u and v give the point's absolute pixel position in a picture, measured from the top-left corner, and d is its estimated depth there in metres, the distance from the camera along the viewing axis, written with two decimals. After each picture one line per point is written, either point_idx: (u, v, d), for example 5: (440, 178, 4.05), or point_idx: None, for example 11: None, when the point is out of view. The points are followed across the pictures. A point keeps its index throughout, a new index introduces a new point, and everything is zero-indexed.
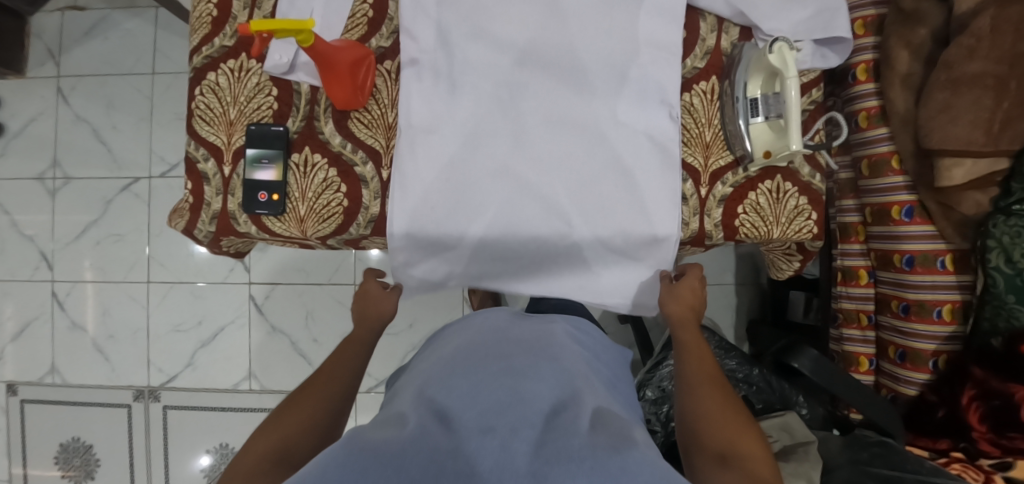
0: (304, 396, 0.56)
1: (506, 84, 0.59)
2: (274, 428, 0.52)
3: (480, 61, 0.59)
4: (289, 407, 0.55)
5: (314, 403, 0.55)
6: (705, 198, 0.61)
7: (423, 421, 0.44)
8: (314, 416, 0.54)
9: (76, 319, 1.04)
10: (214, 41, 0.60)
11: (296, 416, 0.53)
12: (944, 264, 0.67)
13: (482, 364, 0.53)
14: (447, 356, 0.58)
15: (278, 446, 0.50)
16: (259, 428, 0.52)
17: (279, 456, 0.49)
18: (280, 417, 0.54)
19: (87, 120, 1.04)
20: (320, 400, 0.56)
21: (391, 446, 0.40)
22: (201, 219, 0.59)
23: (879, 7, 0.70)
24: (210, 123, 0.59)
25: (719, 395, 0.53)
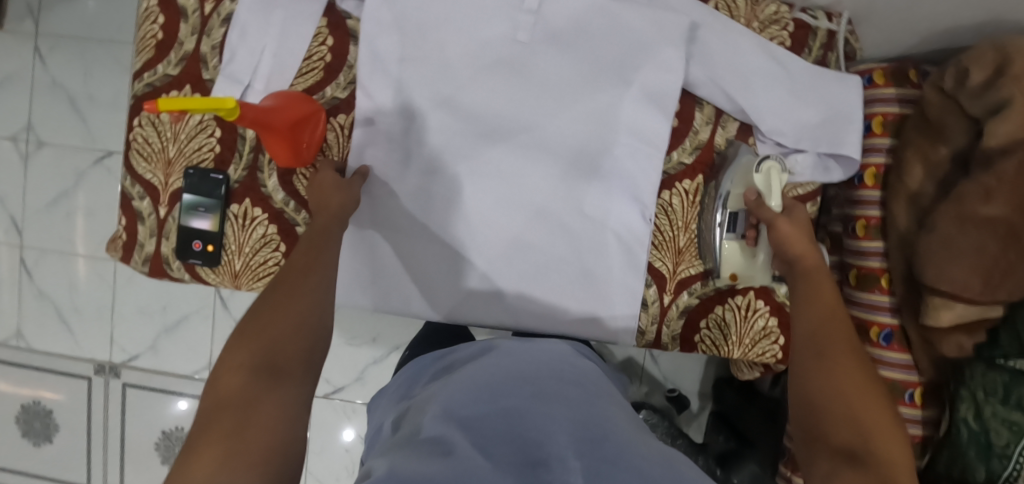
0: (284, 291, 0.41)
1: (464, 157, 0.53)
2: (256, 335, 0.38)
3: (438, 132, 0.53)
4: (269, 305, 0.40)
5: (299, 301, 0.41)
6: (667, 307, 0.57)
7: (463, 443, 0.33)
8: (301, 317, 0.40)
9: (43, 288, 1.04)
10: (157, 68, 0.55)
11: (278, 322, 0.39)
12: (911, 396, 0.64)
13: (509, 380, 0.41)
14: (471, 367, 0.45)
15: (261, 367, 0.36)
16: (236, 335, 0.38)
17: (269, 372, 0.36)
18: (255, 324, 0.39)
19: (63, 85, 0.99)
20: (306, 296, 0.41)
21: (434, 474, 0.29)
22: (134, 258, 0.57)
23: (904, 106, 0.63)
24: (148, 159, 0.55)
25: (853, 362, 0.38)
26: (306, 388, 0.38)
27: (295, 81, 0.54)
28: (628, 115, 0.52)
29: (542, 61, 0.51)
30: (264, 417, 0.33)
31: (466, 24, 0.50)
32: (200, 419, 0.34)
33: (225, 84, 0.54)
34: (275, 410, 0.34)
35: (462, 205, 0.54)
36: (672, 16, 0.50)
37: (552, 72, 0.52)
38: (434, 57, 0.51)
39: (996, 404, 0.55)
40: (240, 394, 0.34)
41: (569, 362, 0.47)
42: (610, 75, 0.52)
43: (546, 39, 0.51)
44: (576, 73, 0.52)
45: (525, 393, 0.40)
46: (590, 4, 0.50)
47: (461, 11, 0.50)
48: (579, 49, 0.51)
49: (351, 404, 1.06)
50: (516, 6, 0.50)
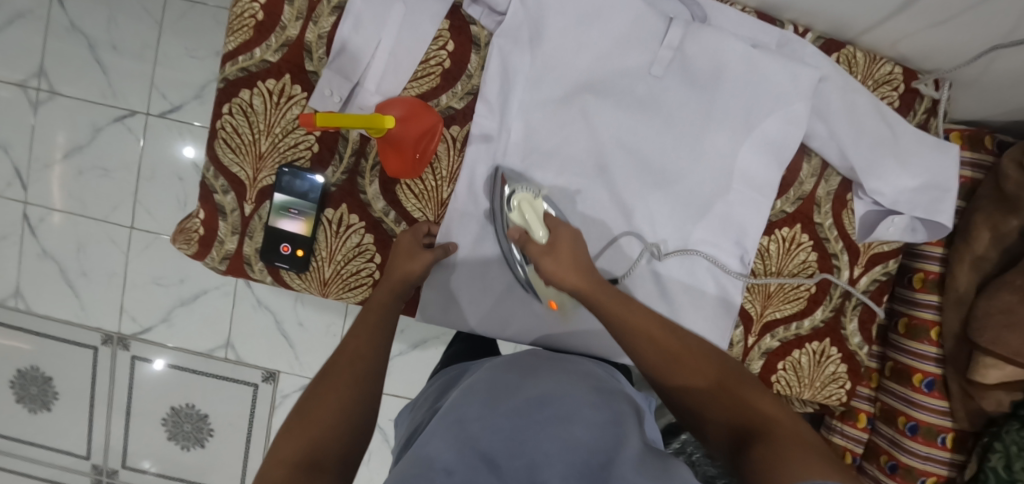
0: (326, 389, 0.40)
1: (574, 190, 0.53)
2: (301, 431, 0.37)
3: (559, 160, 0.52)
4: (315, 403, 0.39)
5: (343, 392, 0.40)
6: (750, 347, 0.58)
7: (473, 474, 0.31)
8: (346, 412, 0.39)
9: (48, 247, 0.96)
10: (254, 51, 0.50)
11: (321, 416, 0.38)
12: (944, 440, 0.68)
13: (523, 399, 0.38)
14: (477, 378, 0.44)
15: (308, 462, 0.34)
16: (284, 430, 0.37)
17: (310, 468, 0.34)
18: (305, 418, 0.38)
19: (83, 31, 0.89)
20: (351, 389, 0.41)
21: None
22: (211, 255, 0.53)
23: (977, 171, 0.66)
24: (236, 151, 0.51)
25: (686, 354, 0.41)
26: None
27: (409, 85, 0.51)
28: (746, 168, 0.53)
29: (668, 100, 0.51)
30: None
31: (608, 57, 0.50)
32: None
33: (331, 78, 0.50)
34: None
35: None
36: (806, 69, 0.50)
37: (678, 113, 0.52)
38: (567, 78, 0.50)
39: None
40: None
41: (596, 375, 0.45)
42: (736, 117, 0.52)
43: (680, 82, 0.51)
44: (703, 116, 0.52)
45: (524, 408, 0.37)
46: (728, 48, 0.50)
47: (598, 43, 0.50)
48: (710, 93, 0.51)
49: None
50: (654, 41, 0.50)
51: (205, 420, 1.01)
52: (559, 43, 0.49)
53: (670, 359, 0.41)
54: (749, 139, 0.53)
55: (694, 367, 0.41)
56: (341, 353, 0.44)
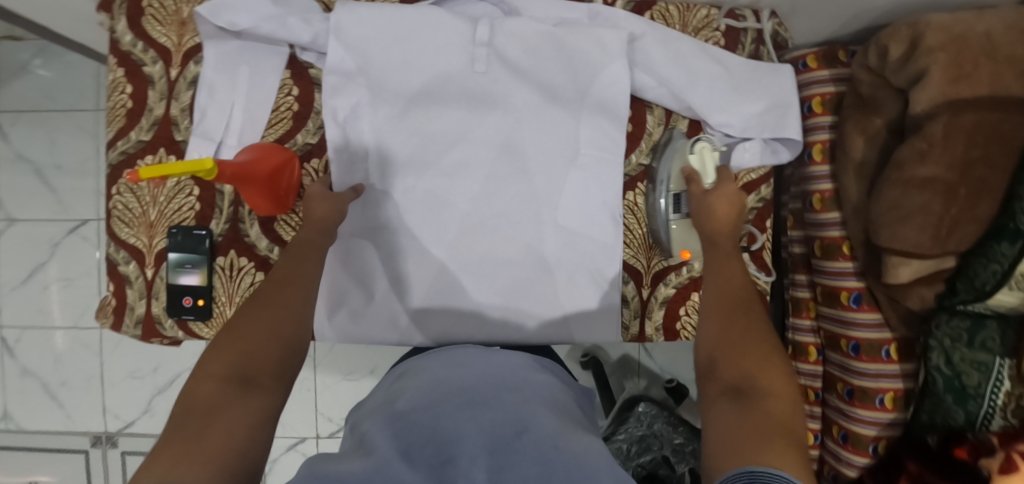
0: (270, 307, 0.43)
1: (441, 191, 0.57)
2: (227, 350, 0.39)
3: (419, 165, 0.56)
4: (242, 324, 0.41)
5: (276, 314, 0.43)
6: (647, 300, 0.60)
7: (395, 448, 0.34)
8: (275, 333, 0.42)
9: (28, 364, 1.03)
10: (128, 135, 0.56)
11: (253, 335, 0.40)
12: (887, 352, 0.67)
13: (477, 386, 0.42)
14: (434, 372, 0.46)
15: (227, 402, 0.35)
16: (212, 349, 0.39)
17: (240, 384, 0.37)
18: (234, 339, 0.40)
19: (29, 159, 1.00)
20: (273, 334, 0.41)
21: (354, 474, 0.32)
22: (125, 322, 0.57)
23: (838, 84, 0.68)
24: (129, 224, 0.56)
25: (746, 315, 0.44)
26: (272, 403, 0.37)
27: (267, 133, 0.56)
28: (594, 133, 0.57)
29: (503, 91, 0.56)
30: (222, 423, 0.33)
31: (432, 64, 0.55)
32: (168, 425, 0.33)
33: (197, 143, 0.55)
34: (244, 417, 0.34)
35: (443, 228, 0.57)
36: (612, 33, 0.55)
37: (514, 101, 0.56)
38: (402, 88, 0.55)
39: (962, 349, 0.60)
40: (212, 399, 0.35)
41: (531, 370, 0.48)
42: (569, 89, 0.57)
43: (506, 73, 0.56)
44: (536, 98, 0.57)
45: (461, 395, 0.41)
46: (539, 33, 0.55)
47: (422, 54, 0.55)
48: (534, 76, 0.56)
49: None
50: (470, 41, 0.55)
51: None
52: (384, 63, 0.55)
53: (725, 318, 0.44)
54: (588, 105, 0.57)
55: (742, 326, 0.43)
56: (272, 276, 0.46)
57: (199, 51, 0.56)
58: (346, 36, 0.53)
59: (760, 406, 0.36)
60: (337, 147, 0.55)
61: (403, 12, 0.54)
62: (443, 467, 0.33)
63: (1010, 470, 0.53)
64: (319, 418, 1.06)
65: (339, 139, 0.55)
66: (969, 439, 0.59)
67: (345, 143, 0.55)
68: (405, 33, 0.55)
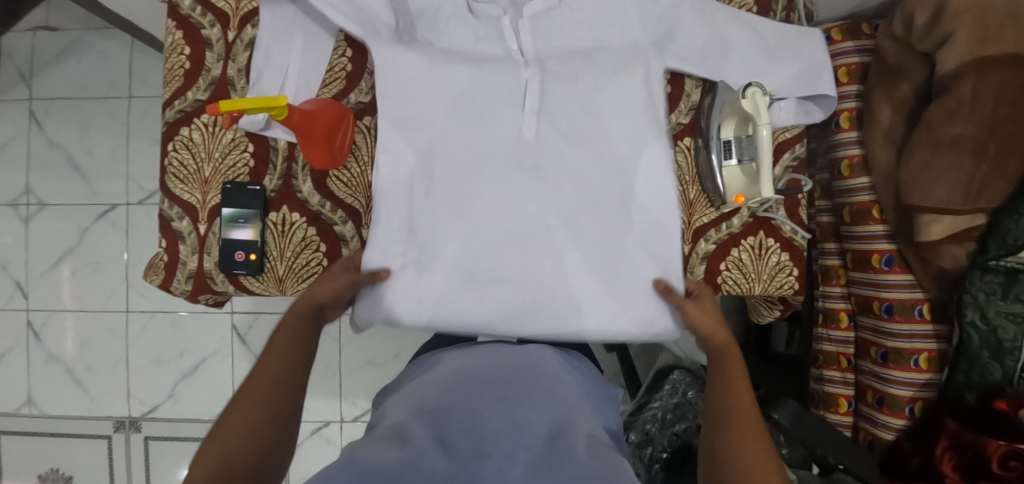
0: (254, 395, 0.41)
1: (482, 257, 0.53)
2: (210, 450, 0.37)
3: (455, 231, 0.53)
4: (222, 423, 0.39)
5: (254, 402, 0.40)
6: (688, 255, 0.61)
7: (417, 439, 0.37)
8: (252, 423, 0.39)
9: (53, 349, 1.03)
10: (186, 95, 0.58)
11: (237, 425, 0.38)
12: (921, 312, 0.68)
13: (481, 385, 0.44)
14: (438, 376, 0.48)
15: None
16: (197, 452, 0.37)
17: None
18: (215, 439, 0.38)
19: (61, 146, 1.00)
20: (259, 422, 0.39)
21: (388, 468, 0.33)
22: (177, 278, 0.58)
23: (864, 55, 0.71)
24: (185, 181, 0.58)
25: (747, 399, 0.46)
26: None
27: (321, 91, 0.59)
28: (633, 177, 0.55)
29: (545, 151, 0.54)
30: None
31: (472, 118, 0.54)
32: None
33: None
34: None
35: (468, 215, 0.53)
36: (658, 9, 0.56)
37: (551, 159, 0.54)
38: (446, 67, 0.54)
39: (997, 302, 0.60)
40: None
41: (556, 369, 0.49)
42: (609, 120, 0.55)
43: (544, 128, 0.54)
44: (573, 154, 0.54)
45: (468, 393, 0.43)
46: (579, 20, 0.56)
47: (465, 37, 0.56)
48: (573, 51, 0.56)
49: None
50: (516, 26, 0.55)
51: None
52: (418, 125, 0.54)
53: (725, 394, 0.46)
54: (630, 142, 0.55)
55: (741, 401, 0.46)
56: (264, 356, 0.44)
57: (257, 15, 0.58)
58: (386, 79, 0.53)
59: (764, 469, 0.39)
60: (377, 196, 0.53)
61: (441, 57, 0.54)
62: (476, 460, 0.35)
63: None
64: (343, 402, 1.05)
65: (387, 126, 0.54)
66: (1009, 393, 0.59)
67: None
68: (441, 78, 0.54)
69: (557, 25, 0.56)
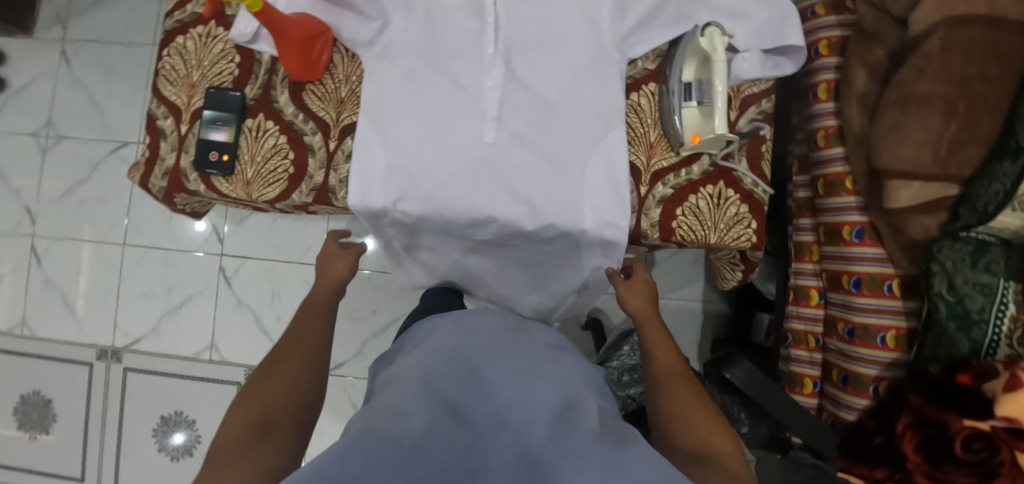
0: (280, 365, 0.51)
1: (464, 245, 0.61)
2: (250, 401, 0.47)
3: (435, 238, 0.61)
4: (265, 376, 0.50)
5: (292, 367, 0.51)
6: (644, 196, 0.61)
7: (430, 414, 0.38)
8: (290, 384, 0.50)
9: (52, 274, 1.08)
10: (186, 7, 0.63)
11: (274, 384, 0.49)
12: (890, 288, 0.66)
13: (489, 359, 0.47)
14: (435, 347, 0.52)
15: (249, 438, 0.42)
16: (242, 398, 0.47)
17: (264, 421, 0.45)
18: (255, 391, 0.48)
19: (84, 84, 1.06)
20: (289, 382, 0.50)
21: (407, 439, 0.34)
22: (154, 173, 0.62)
23: (845, 29, 0.72)
24: (174, 84, 0.62)
25: (689, 387, 0.49)
26: (289, 444, 0.44)
27: None
28: (584, 177, 0.59)
29: (508, 157, 0.59)
30: (251, 460, 0.40)
31: (446, 134, 0.59)
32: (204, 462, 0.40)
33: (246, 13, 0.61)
34: (269, 454, 0.41)
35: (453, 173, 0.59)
36: None
37: (512, 163, 0.59)
38: (421, 31, 0.61)
39: (965, 270, 0.58)
40: (238, 442, 0.42)
41: (548, 349, 0.54)
42: (567, 121, 0.60)
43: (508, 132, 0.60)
44: (531, 157, 0.59)
45: (467, 373, 0.45)
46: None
47: None
48: (531, 15, 0.61)
49: (349, 379, 1.05)
50: None
51: (194, 427, 1.05)
52: (392, 141, 0.59)
53: (669, 386, 0.50)
54: (584, 142, 0.60)
55: (687, 391, 0.49)
56: (288, 337, 0.56)
57: None
58: (373, 82, 0.60)
59: (718, 461, 0.41)
60: (358, 179, 0.59)
61: (418, 47, 0.60)
62: (498, 427, 0.38)
63: (1015, 387, 0.51)
64: None
65: (370, 56, 0.61)
66: (973, 366, 0.56)
67: (374, 41, 0.60)
68: (416, 83, 0.60)
69: (521, 27, 0.61)
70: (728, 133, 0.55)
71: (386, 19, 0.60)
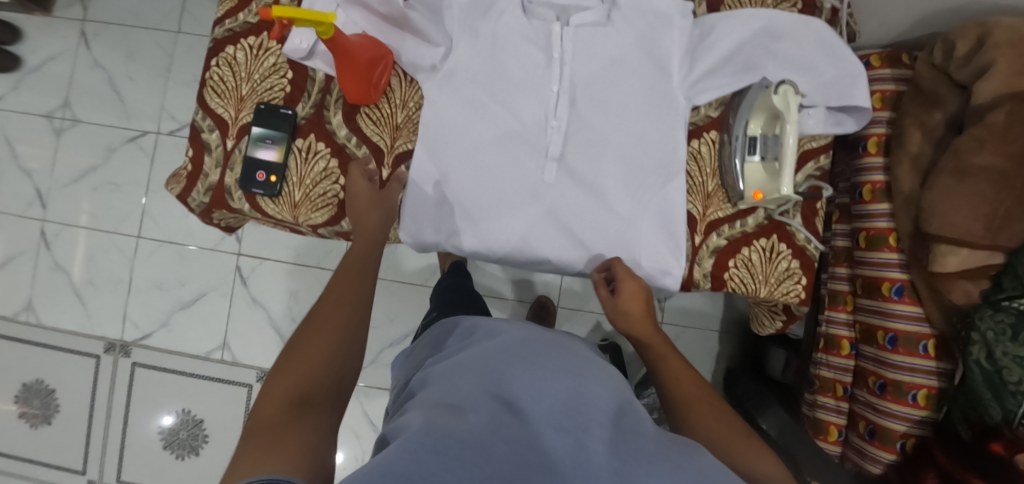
0: (317, 327, 0.44)
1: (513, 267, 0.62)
2: (289, 372, 0.41)
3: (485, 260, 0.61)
4: (300, 344, 0.43)
5: (329, 331, 0.44)
6: (698, 246, 0.61)
7: (487, 410, 0.35)
8: (329, 353, 0.42)
9: (60, 261, 1.05)
10: (238, 16, 0.60)
11: (316, 347, 0.43)
12: (926, 348, 0.67)
13: (540, 347, 0.44)
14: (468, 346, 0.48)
15: (290, 416, 0.37)
16: (277, 370, 0.41)
17: (303, 400, 0.38)
18: (291, 360, 0.42)
19: (105, 67, 1.02)
20: (328, 345, 0.43)
21: (470, 439, 0.31)
22: (196, 188, 0.59)
23: (900, 84, 0.71)
24: (221, 96, 0.59)
25: (716, 407, 0.45)
26: (330, 418, 0.39)
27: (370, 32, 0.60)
28: (638, 222, 0.59)
29: (563, 197, 0.59)
30: (292, 441, 0.35)
31: (503, 170, 0.58)
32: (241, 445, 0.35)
33: None
34: (309, 433, 0.36)
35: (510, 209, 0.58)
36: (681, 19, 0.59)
37: (566, 205, 0.59)
38: (487, 60, 0.59)
39: (1006, 343, 0.56)
40: (276, 420, 0.37)
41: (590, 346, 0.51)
42: (624, 165, 0.59)
43: (566, 171, 0.59)
44: (585, 198, 0.59)
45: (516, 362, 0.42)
46: (598, 31, 0.60)
47: (513, 24, 0.59)
48: (597, 50, 0.60)
49: (363, 388, 1.04)
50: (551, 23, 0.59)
51: (200, 426, 1.03)
52: (450, 172, 0.59)
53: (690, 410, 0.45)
54: (641, 188, 0.59)
55: (710, 415, 0.44)
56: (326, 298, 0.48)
57: None
58: (433, 111, 0.59)
59: None
60: (413, 208, 0.59)
61: (480, 77, 0.59)
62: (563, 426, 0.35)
63: None
64: None
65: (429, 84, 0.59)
66: (1005, 436, 0.57)
67: (435, 68, 0.59)
68: (478, 116, 0.59)
69: (587, 61, 0.60)
70: (793, 193, 0.55)
71: (450, 45, 0.58)
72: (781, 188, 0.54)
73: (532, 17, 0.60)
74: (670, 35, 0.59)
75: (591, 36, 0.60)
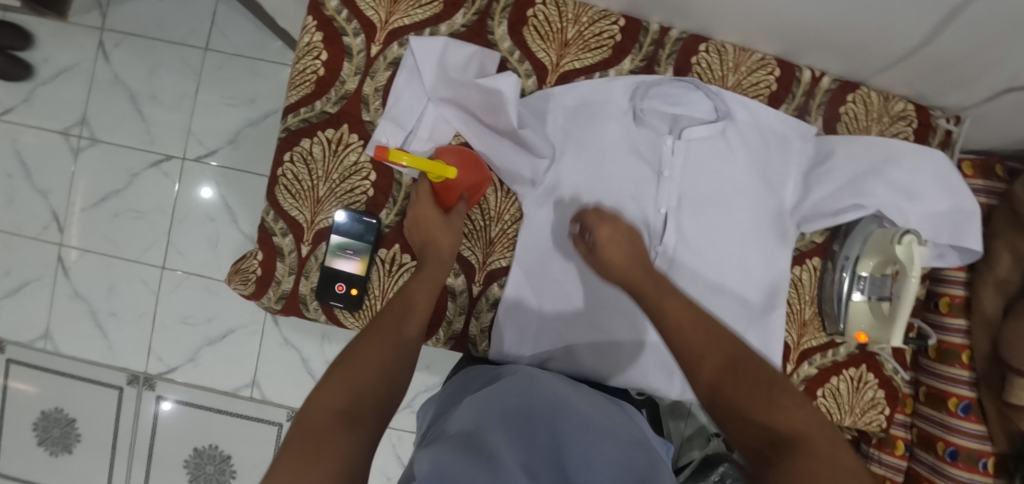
0: (371, 344, 0.41)
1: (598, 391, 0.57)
2: (343, 380, 0.38)
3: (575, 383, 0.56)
4: (354, 357, 0.40)
5: (382, 351, 0.41)
6: (789, 374, 0.59)
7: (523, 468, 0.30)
8: (373, 380, 0.39)
9: (80, 289, 0.98)
10: (314, 104, 0.54)
11: (362, 365, 0.40)
12: (985, 465, 0.67)
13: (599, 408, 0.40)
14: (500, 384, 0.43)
15: (329, 431, 0.34)
16: (325, 378, 0.39)
17: (347, 418, 0.35)
18: (345, 369, 0.39)
19: (125, 83, 0.94)
20: (380, 362, 0.40)
21: None
22: (267, 295, 0.55)
23: (992, 196, 0.69)
24: (296, 196, 0.54)
25: (732, 355, 0.38)
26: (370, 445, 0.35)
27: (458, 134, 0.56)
28: None
29: None
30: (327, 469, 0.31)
31: (604, 296, 0.55)
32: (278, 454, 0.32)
33: (386, 127, 0.53)
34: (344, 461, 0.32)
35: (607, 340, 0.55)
36: (800, 143, 0.57)
37: None
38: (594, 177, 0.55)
39: None
40: (318, 432, 0.33)
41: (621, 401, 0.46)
42: (729, 297, 0.57)
43: None
44: None
45: (570, 409, 0.38)
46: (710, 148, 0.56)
47: (617, 138, 0.55)
48: (707, 169, 0.56)
49: (397, 432, 1.01)
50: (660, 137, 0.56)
51: (228, 462, 0.99)
52: (547, 293, 0.55)
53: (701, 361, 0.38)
54: (741, 319, 0.57)
55: (730, 370, 0.37)
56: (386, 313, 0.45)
57: (407, 34, 0.54)
58: (533, 227, 0.55)
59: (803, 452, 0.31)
60: (505, 334, 0.55)
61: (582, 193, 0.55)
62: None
63: None
64: None
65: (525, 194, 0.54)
66: None
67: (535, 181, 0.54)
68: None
69: (695, 180, 0.56)
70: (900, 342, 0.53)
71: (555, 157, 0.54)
72: (890, 338, 0.52)
73: (644, 127, 0.55)
74: (783, 161, 0.57)
75: (703, 155, 0.56)
